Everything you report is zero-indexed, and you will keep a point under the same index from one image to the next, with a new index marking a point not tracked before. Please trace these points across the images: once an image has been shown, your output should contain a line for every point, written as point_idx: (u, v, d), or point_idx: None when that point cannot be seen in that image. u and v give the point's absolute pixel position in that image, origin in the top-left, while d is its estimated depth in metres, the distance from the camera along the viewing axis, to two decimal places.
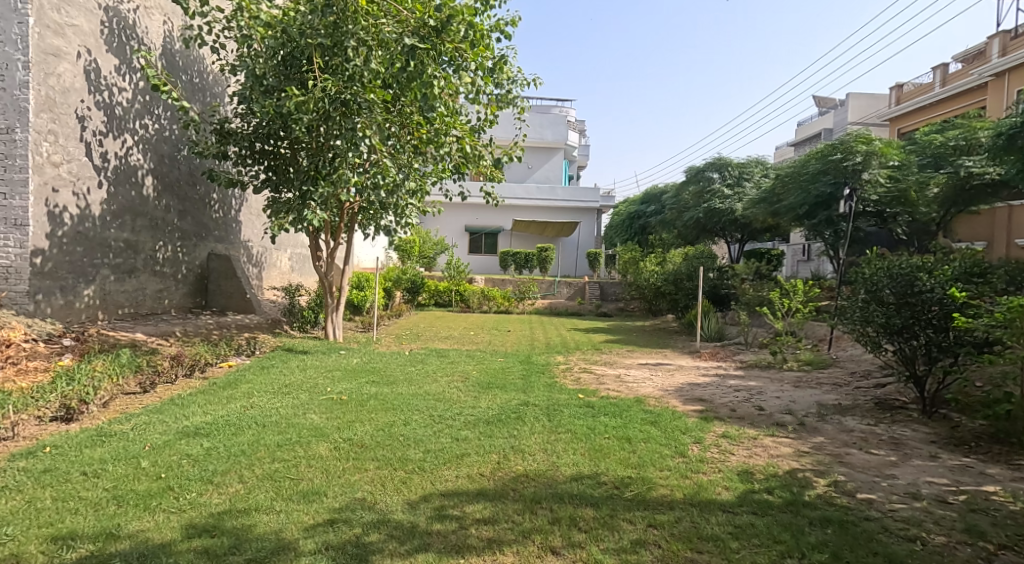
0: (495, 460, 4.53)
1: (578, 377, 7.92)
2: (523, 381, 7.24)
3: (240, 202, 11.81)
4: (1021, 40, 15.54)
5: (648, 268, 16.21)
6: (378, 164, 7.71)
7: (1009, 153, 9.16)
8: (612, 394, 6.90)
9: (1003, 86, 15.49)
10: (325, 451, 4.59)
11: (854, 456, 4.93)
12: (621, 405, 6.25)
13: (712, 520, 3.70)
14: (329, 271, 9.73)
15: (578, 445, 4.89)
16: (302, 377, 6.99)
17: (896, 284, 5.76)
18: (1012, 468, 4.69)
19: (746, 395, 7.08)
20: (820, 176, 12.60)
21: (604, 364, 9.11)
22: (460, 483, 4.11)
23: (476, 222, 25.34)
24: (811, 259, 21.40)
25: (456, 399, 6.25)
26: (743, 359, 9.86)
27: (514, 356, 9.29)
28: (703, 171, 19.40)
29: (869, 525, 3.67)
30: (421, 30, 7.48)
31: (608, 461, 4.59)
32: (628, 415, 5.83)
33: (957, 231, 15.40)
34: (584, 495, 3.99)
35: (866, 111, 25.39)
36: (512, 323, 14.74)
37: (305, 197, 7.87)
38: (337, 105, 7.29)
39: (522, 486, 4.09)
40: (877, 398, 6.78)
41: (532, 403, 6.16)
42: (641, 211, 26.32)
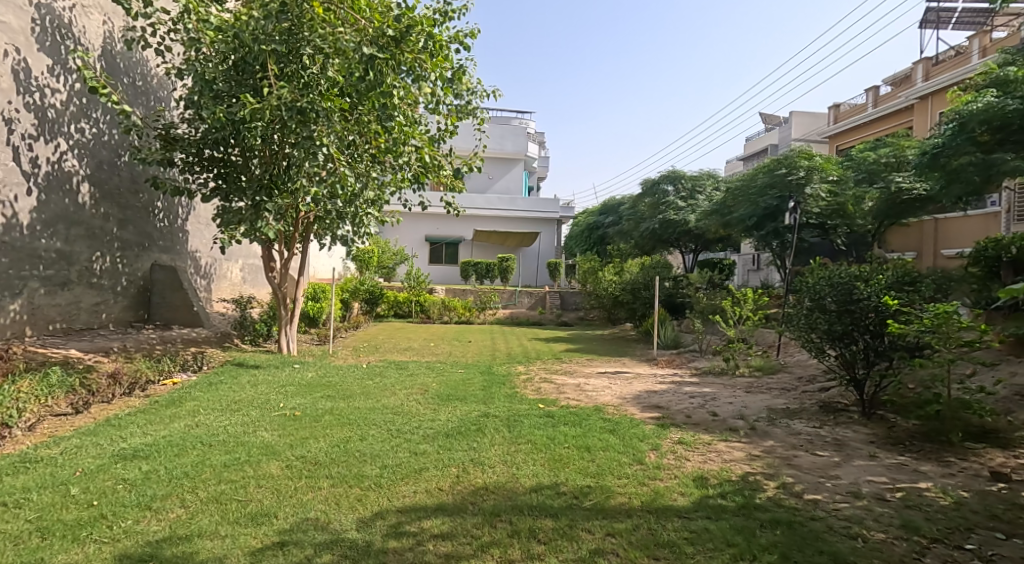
0: (454, 474, 4.62)
1: (539, 386, 8.05)
2: (484, 392, 7.34)
3: (187, 211, 11.61)
4: (942, 66, 16.72)
5: (607, 277, 16.39)
6: (336, 173, 7.81)
7: (932, 171, 9.49)
8: (572, 403, 7.06)
9: (927, 108, 16.44)
10: (276, 470, 4.60)
11: (801, 458, 5.19)
12: (582, 413, 6.41)
13: (668, 526, 3.87)
14: (283, 283, 9.62)
15: (537, 456, 5.02)
16: (252, 393, 6.93)
17: (838, 293, 6.08)
18: (943, 466, 5.01)
19: (701, 401, 7.34)
20: (767, 190, 13.19)
21: (564, 373, 9.28)
22: (417, 499, 4.18)
23: (437, 232, 25.33)
24: (760, 269, 22.23)
25: (415, 412, 6.30)
26: (698, 366, 10.19)
27: (474, 367, 9.39)
28: (658, 184, 19.90)
29: (815, 525, 3.90)
30: (379, 39, 7.57)
31: (567, 470, 4.73)
32: (587, 424, 5.98)
33: (890, 242, 16.19)
34: (543, 506, 4.11)
35: (810, 128, 26.42)
36: (473, 333, 14.83)
37: (259, 208, 7.83)
38: (293, 113, 7.24)
39: (481, 500, 4.19)
40: (821, 401, 7.14)
41: (492, 414, 6.27)
42: (599, 222, 26.82)
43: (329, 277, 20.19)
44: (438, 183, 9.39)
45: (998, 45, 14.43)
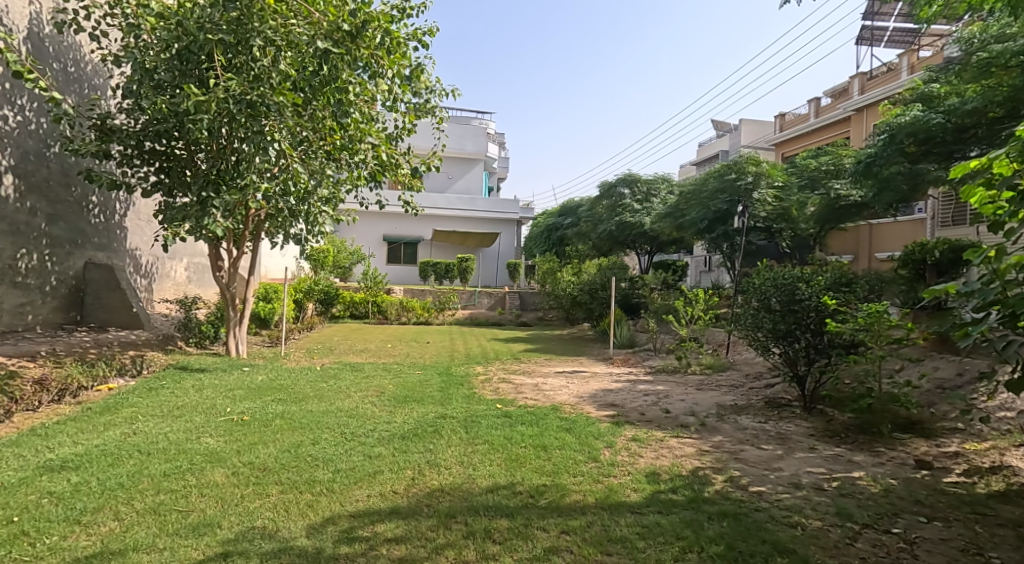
0: (410, 476, 4.70)
1: (497, 387, 8.17)
2: (441, 394, 7.42)
3: (125, 208, 11.29)
4: (877, 80, 17.60)
5: (565, 278, 16.59)
6: (288, 170, 7.77)
7: (867, 178, 10.10)
8: (530, 403, 7.21)
9: (862, 119, 17.44)
10: (221, 478, 4.59)
11: (747, 452, 5.47)
12: (539, 413, 6.57)
13: (621, 522, 4.03)
14: (231, 283, 9.47)
15: (494, 456, 5.14)
16: (196, 398, 6.85)
17: (781, 293, 6.42)
18: (876, 455, 5.35)
19: (654, 399, 7.59)
20: (718, 194, 13.66)
21: (522, 373, 9.43)
22: (371, 503, 4.25)
23: (395, 231, 25.19)
24: (712, 270, 22.91)
25: (371, 415, 6.35)
26: (652, 365, 10.49)
27: (432, 368, 9.45)
28: (614, 187, 20.24)
29: (758, 516, 4.13)
30: (334, 34, 7.49)
31: (524, 469, 4.88)
32: (544, 423, 6.14)
33: (829, 245, 16.94)
34: (499, 506, 4.23)
35: (759, 136, 27.31)
36: (431, 334, 14.87)
37: (205, 204, 7.57)
38: (243, 107, 7.10)
39: (437, 502, 4.28)
40: (767, 397, 7.48)
41: (449, 416, 6.37)
42: (558, 223, 27.16)
43: (282, 277, 19.83)
44: (395, 182, 9.49)
45: (926, 64, 15.27)
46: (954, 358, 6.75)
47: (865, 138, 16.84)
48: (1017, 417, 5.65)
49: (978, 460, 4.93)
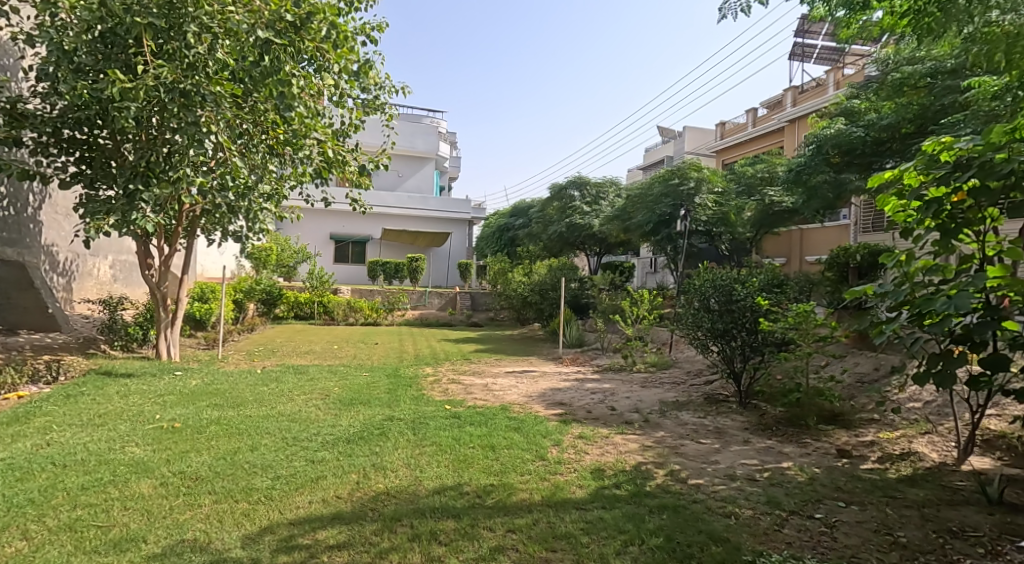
0: (354, 480, 4.71)
1: (446, 387, 8.27)
2: (388, 395, 7.47)
3: (39, 199, 10.33)
4: (808, 93, 18.47)
5: (516, 279, 16.75)
6: (227, 164, 7.48)
7: (797, 186, 10.67)
8: (479, 403, 7.34)
9: (794, 130, 18.28)
10: (147, 489, 4.47)
11: (687, 446, 5.73)
12: (488, 413, 6.71)
13: (566, 518, 4.12)
14: (162, 282, 9.22)
15: (442, 457, 5.24)
16: (123, 405, 6.66)
17: (719, 294, 6.76)
18: (803, 445, 5.71)
19: (600, 396, 7.84)
20: (663, 199, 14.12)
21: (472, 373, 9.55)
22: (313, 509, 4.22)
23: (342, 230, 24.86)
24: (658, 272, 23.58)
25: (314, 419, 6.34)
26: (599, 364, 10.79)
27: (380, 369, 9.44)
28: (565, 189, 20.50)
29: (695, 507, 4.29)
30: (276, 24, 7.17)
31: (471, 470, 4.96)
32: (492, 423, 6.28)
33: (764, 248, 17.71)
34: (446, 507, 4.27)
35: (702, 143, 28.25)
36: (379, 335, 14.81)
37: (132, 199, 7.22)
38: (175, 96, 6.73)
39: (382, 506, 4.29)
40: (706, 393, 7.84)
41: (397, 418, 6.43)
42: (510, 224, 27.38)
43: (219, 275, 19.26)
44: (342, 179, 9.26)
45: (850, 80, 16.20)
46: (870, 353, 7.23)
47: (795, 147, 17.68)
48: (924, 407, 6.12)
49: (890, 447, 5.32)
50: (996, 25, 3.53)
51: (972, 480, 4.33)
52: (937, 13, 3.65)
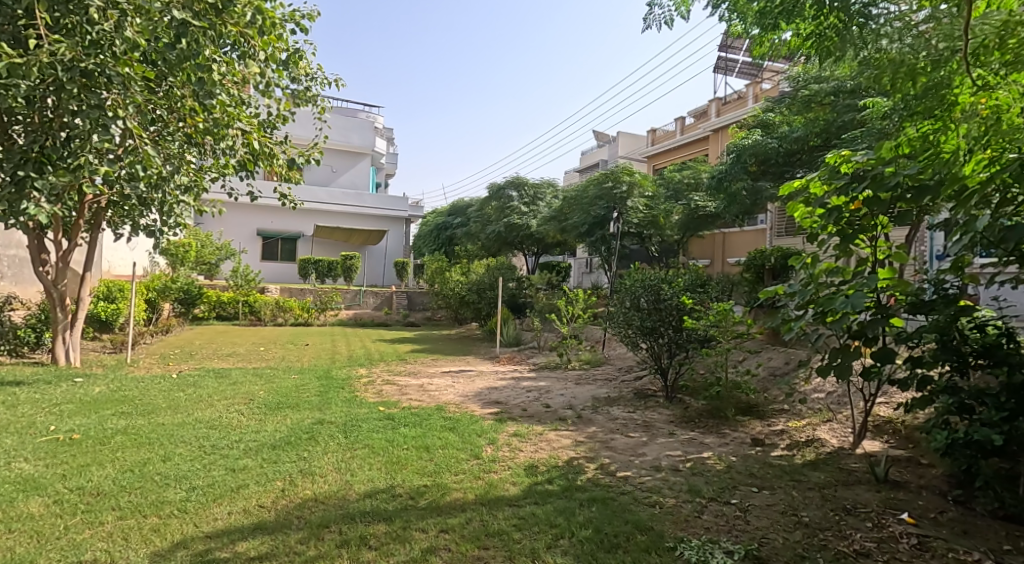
0: (279, 488, 4.56)
1: (380, 389, 8.25)
2: (319, 399, 7.37)
3: None
4: (732, 103, 19.42)
5: (454, 277, 16.74)
6: (138, 153, 6.43)
7: (719, 192, 11.23)
8: (414, 404, 7.36)
9: (720, 138, 19.19)
10: (40, 509, 4.14)
11: (617, 441, 5.95)
12: (423, 414, 6.74)
13: (499, 516, 4.11)
14: (58, 280, 8.76)
15: (374, 460, 5.17)
16: (14, 416, 6.23)
17: (648, 294, 7.08)
18: (722, 435, 6.05)
19: (536, 394, 8.03)
20: (597, 201, 14.50)
21: (407, 374, 9.54)
22: (232, 520, 4.03)
23: (270, 226, 24.12)
24: (593, 272, 24.18)
25: (235, 425, 6.15)
26: (535, 362, 11.01)
27: (310, 372, 9.29)
28: (503, 189, 20.73)
29: (623, 498, 4.38)
30: (196, 4, 5.99)
31: (404, 472, 4.93)
32: (426, 424, 6.31)
33: (690, 250, 18.47)
34: (377, 511, 4.17)
35: (634, 148, 29.15)
36: (310, 336, 14.53)
37: (22, 186, 6.29)
38: (76, 76, 5.84)
39: (309, 513, 4.15)
40: (636, 388, 8.16)
41: (327, 422, 6.35)
42: (447, 223, 27.39)
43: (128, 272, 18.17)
44: (269, 171, 8.89)
45: (765, 95, 17.20)
46: (781, 348, 7.75)
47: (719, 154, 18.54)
48: (827, 397, 6.62)
49: (797, 435, 5.74)
50: (885, 52, 3.93)
51: (864, 461, 4.75)
52: (836, 37, 3.99)
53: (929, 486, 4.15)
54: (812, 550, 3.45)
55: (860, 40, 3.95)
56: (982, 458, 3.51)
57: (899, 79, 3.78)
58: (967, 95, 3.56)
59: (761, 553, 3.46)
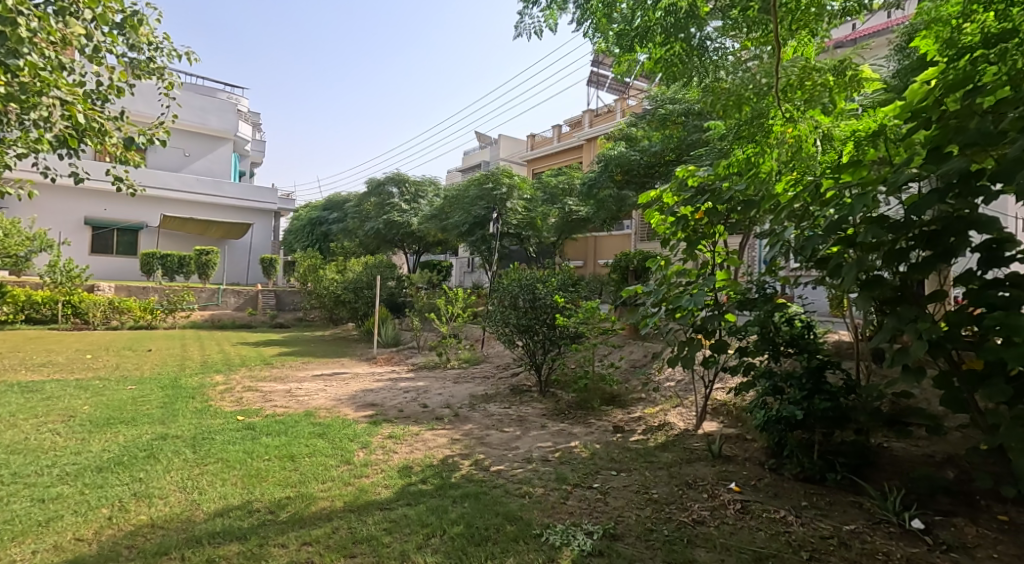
0: (104, 515, 4.13)
1: (240, 397, 7.89)
2: (162, 412, 6.85)
3: None
4: (604, 115, 20.69)
5: (328, 277, 16.17)
6: None
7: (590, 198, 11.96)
8: (278, 411, 7.11)
9: (592, 146, 20.37)
10: None
11: (492, 436, 6.16)
12: (289, 421, 6.51)
13: (369, 521, 4.04)
14: None
15: (229, 475, 4.84)
16: None
17: (525, 293, 7.41)
18: (590, 424, 6.45)
19: (413, 395, 8.12)
20: (477, 201, 14.81)
21: (272, 379, 9.19)
22: (41, 558, 3.62)
23: (103, 215, 21.80)
24: (474, 271, 24.59)
25: (54, 447, 5.53)
26: (413, 362, 11.08)
27: (152, 382, 8.61)
28: (383, 185, 20.55)
29: (496, 492, 4.52)
30: None
31: (264, 484, 4.66)
32: (292, 431, 6.09)
33: (566, 251, 19.33)
34: (230, 529, 3.93)
35: (513, 151, 29.99)
36: (155, 341, 13.42)
37: None
38: None
39: (142, 540, 3.83)
40: (512, 385, 8.51)
41: (171, 436, 5.89)
42: (323, 218, 26.58)
43: None
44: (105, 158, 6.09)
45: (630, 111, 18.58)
46: (639, 342, 8.47)
47: (591, 162, 19.68)
48: (677, 385, 7.33)
49: (653, 420, 6.31)
50: (722, 83, 4.46)
51: (705, 440, 5.34)
52: (682, 63, 4.37)
53: (753, 458, 4.77)
54: (660, 523, 3.84)
55: (702, 67, 4.37)
56: (790, 431, 4.12)
57: (728, 106, 4.47)
58: (778, 126, 4.27)
59: (617, 531, 3.78)
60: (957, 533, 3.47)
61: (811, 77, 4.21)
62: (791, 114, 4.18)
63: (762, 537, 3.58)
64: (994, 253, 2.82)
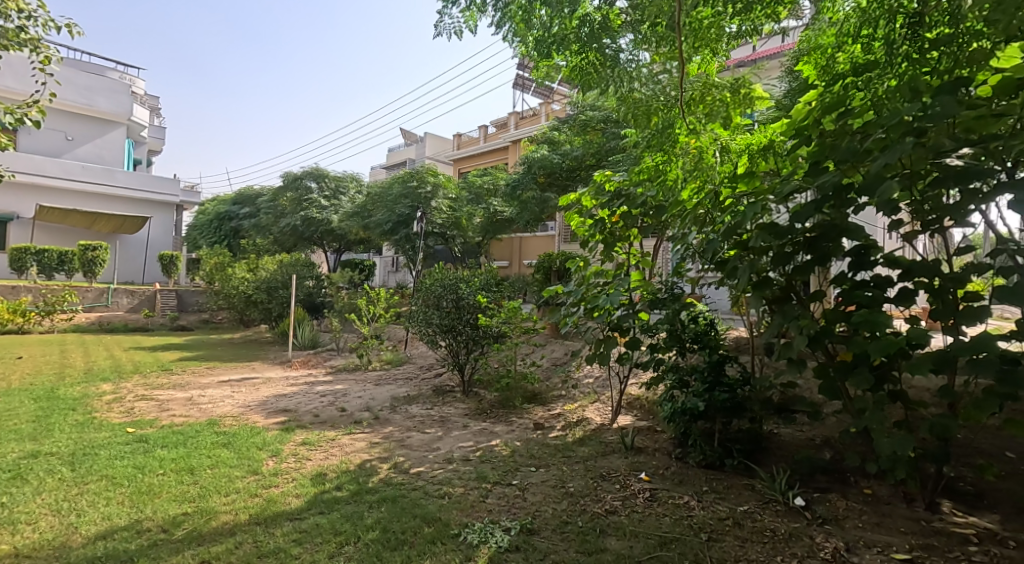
0: None
1: (131, 407, 7.45)
2: (38, 426, 6.33)
3: None
4: (529, 118, 21.00)
5: (237, 276, 15.47)
6: None
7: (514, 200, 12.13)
8: (177, 421, 6.77)
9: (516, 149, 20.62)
10: None
11: (413, 438, 6.16)
12: (189, 431, 6.22)
13: (276, 533, 3.96)
14: None
15: (114, 493, 4.56)
16: None
17: (450, 294, 7.42)
18: (511, 423, 6.57)
19: (330, 399, 7.99)
20: (401, 199, 14.69)
21: (170, 387, 8.73)
22: None
23: None
24: (398, 270, 24.32)
25: None
26: (332, 365, 10.87)
27: (24, 394, 7.90)
28: (300, 179, 19.80)
29: (414, 495, 4.53)
30: None
31: (156, 501, 4.44)
32: (192, 442, 5.82)
33: (492, 252, 19.46)
34: (118, 553, 3.73)
35: (439, 150, 29.88)
36: (32, 346, 12.40)
37: None
38: None
39: None
40: (435, 385, 8.53)
41: (45, 453, 5.44)
42: (234, 213, 25.55)
43: None
44: None
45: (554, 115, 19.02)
46: (561, 340, 8.73)
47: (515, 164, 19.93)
48: (596, 381, 7.61)
49: (572, 416, 6.52)
50: (634, 93, 4.59)
51: (619, 434, 5.58)
52: (596, 72, 4.45)
53: (662, 448, 5.04)
54: (574, 516, 4.00)
55: (613, 77, 4.43)
56: (694, 422, 4.41)
57: (638, 115, 4.77)
58: (682, 136, 4.61)
59: (533, 525, 3.91)
60: (831, 506, 3.82)
61: (710, 93, 4.65)
62: (693, 126, 4.61)
63: (667, 522, 3.81)
64: (862, 256, 3.18)
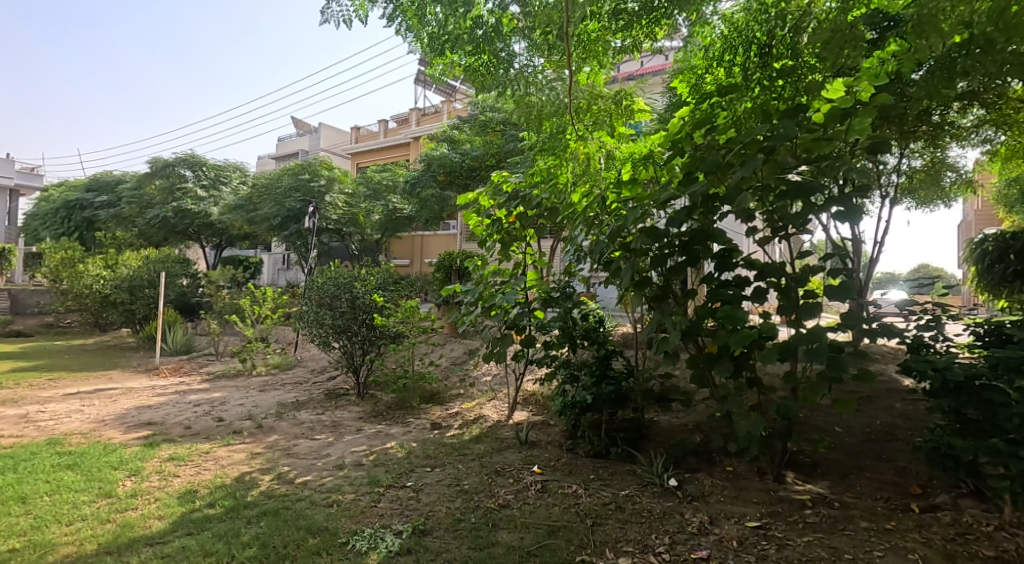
0: None
1: None
2: None
3: None
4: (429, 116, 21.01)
5: (88, 273, 13.94)
6: None
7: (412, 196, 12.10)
8: (9, 443, 6.11)
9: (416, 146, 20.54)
10: None
11: (299, 446, 5.97)
12: (24, 454, 5.64)
13: (134, 560, 3.71)
14: None
15: None
16: None
17: (347, 293, 7.24)
18: (406, 424, 6.55)
19: (206, 408, 7.58)
20: (291, 193, 14.21)
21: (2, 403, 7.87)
22: None
23: None
24: (291, 268, 23.36)
25: None
26: (209, 371, 10.28)
27: None
28: (172, 166, 18.21)
29: (298, 506, 4.40)
30: None
31: None
32: (30, 466, 5.29)
33: (392, 250, 19.18)
34: None
35: (336, 143, 29.12)
36: None
37: None
38: None
39: None
40: (328, 389, 8.30)
41: None
42: (86, 200, 23.31)
43: None
44: None
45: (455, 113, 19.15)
46: (459, 340, 8.81)
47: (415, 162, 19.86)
48: (492, 380, 7.75)
49: (468, 414, 6.59)
50: (529, 97, 4.96)
51: (513, 430, 5.72)
52: (489, 74, 4.69)
53: (554, 441, 5.22)
54: (467, 513, 4.07)
55: (509, 80, 4.72)
56: (582, 415, 4.62)
57: (532, 118, 5.16)
58: (572, 142, 4.86)
59: (426, 526, 3.94)
60: (699, 485, 4.13)
61: (596, 102, 4.98)
62: (581, 133, 4.83)
63: (556, 511, 3.96)
64: (725, 258, 3.48)
